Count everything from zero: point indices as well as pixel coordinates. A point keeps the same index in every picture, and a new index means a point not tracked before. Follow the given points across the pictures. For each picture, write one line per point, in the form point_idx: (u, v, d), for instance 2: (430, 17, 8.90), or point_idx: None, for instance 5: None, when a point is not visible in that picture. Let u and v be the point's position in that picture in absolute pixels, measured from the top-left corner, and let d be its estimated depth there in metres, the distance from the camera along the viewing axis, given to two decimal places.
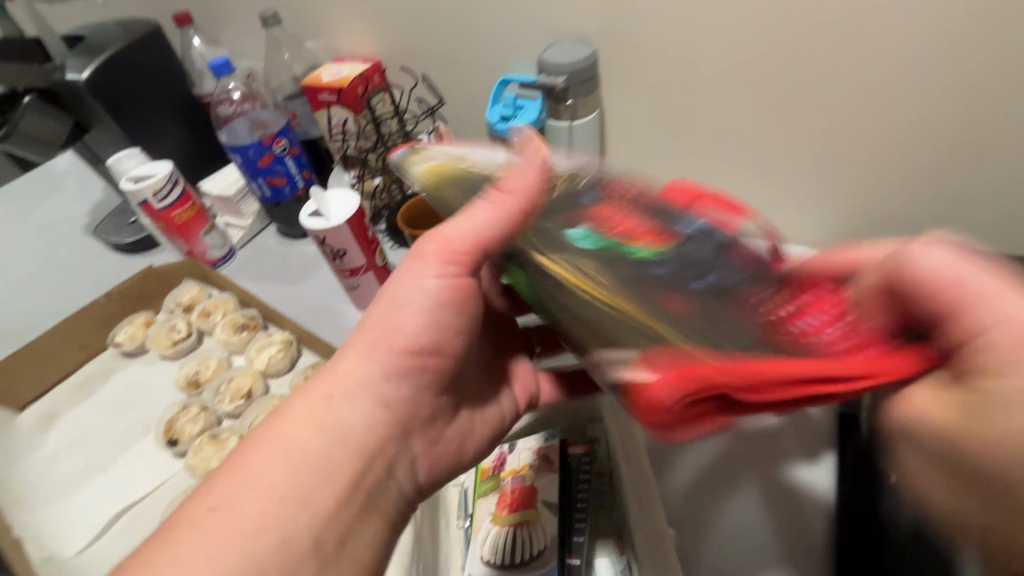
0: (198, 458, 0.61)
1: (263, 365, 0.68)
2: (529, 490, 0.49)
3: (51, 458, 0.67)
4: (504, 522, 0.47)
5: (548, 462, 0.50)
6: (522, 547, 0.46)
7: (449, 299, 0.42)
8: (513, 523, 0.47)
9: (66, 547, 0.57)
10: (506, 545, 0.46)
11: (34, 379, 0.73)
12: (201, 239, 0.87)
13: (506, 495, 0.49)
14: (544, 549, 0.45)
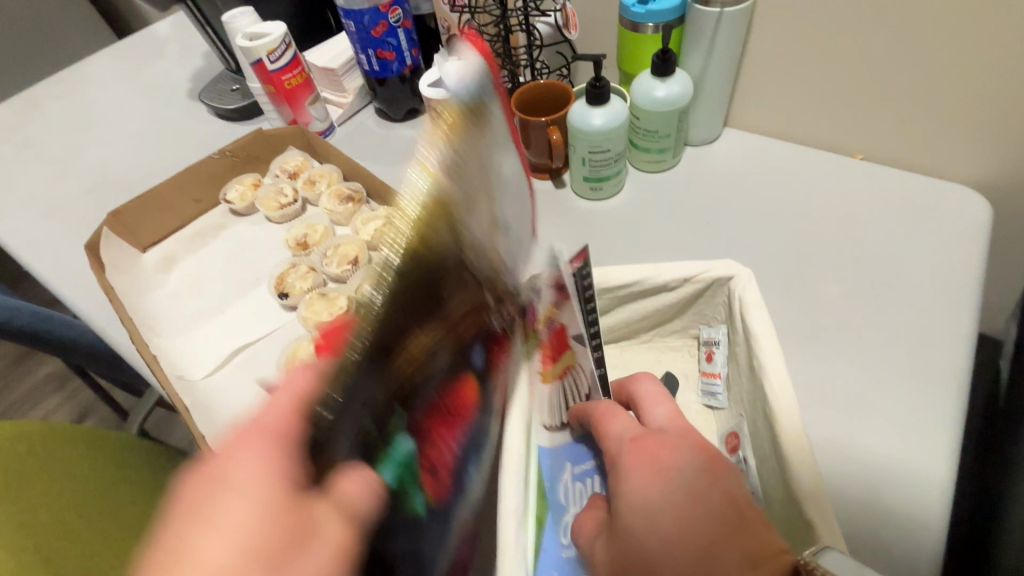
0: (309, 311, 0.64)
1: (369, 237, 0.69)
2: (558, 334, 0.45)
3: (172, 296, 0.72)
4: (551, 378, 0.46)
5: (564, 291, 0.42)
6: (571, 396, 0.46)
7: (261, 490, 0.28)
8: (559, 377, 0.46)
9: (191, 371, 0.63)
10: (558, 403, 0.46)
11: (157, 223, 0.77)
12: (307, 109, 0.87)
13: (543, 349, 0.46)
14: (591, 390, 0.45)
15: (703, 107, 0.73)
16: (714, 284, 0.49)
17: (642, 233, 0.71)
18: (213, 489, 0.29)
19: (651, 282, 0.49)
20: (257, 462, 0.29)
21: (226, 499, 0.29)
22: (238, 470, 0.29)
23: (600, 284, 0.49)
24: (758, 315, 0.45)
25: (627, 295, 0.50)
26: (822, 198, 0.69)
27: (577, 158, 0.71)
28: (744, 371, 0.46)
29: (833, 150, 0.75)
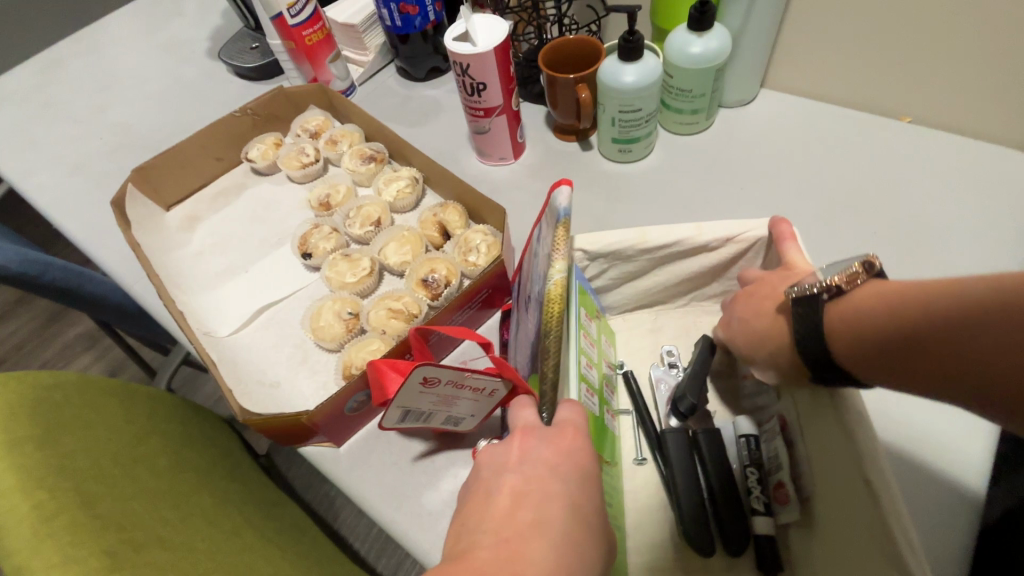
0: (332, 271, 0.63)
1: (392, 198, 0.68)
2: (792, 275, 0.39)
3: (196, 254, 0.73)
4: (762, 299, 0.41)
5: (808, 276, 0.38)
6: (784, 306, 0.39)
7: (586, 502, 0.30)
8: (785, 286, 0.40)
9: (217, 328, 0.63)
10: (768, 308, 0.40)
11: (179, 183, 0.77)
12: (327, 67, 0.85)
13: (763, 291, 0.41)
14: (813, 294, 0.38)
15: (740, 66, 0.70)
16: (756, 244, 0.48)
17: (670, 197, 0.69)
18: (528, 524, 0.28)
19: (691, 243, 0.48)
20: (563, 488, 0.30)
21: (543, 527, 0.28)
22: (548, 490, 0.30)
23: (638, 243, 0.48)
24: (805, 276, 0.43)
25: (665, 256, 0.49)
26: (862, 164, 0.66)
27: (606, 118, 0.68)
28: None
29: (876, 114, 0.71)
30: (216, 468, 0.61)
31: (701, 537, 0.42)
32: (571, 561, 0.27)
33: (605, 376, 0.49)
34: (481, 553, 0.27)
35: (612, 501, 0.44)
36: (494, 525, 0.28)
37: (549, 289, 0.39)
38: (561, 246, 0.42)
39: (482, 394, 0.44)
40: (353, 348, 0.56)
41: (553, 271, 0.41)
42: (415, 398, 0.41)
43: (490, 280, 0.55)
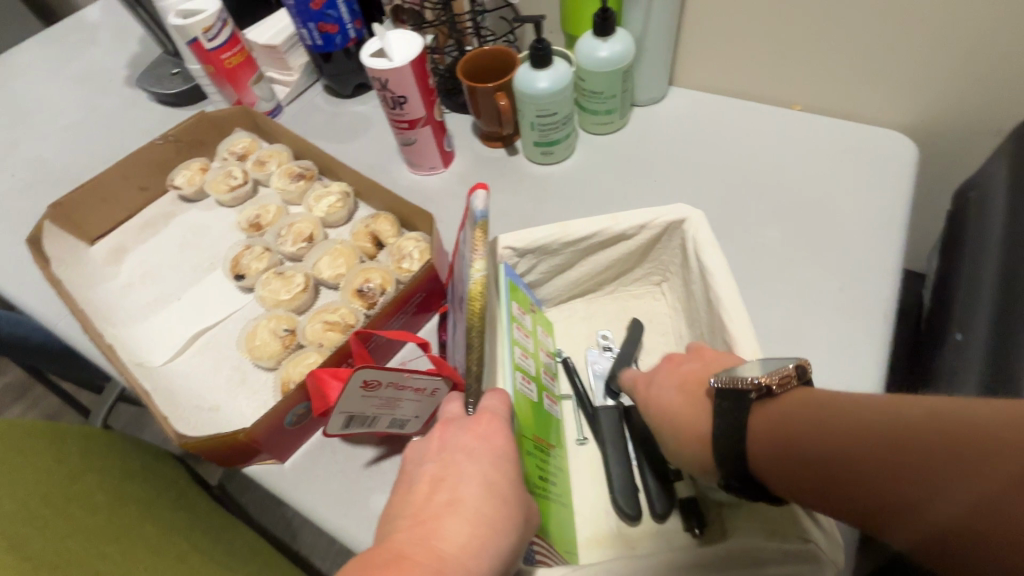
0: (266, 290, 0.63)
1: (323, 213, 0.69)
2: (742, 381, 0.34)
3: (124, 286, 0.71)
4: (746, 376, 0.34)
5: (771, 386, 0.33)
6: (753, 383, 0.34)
7: (499, 481, 0.31)
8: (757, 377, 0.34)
9: (151, 359, 0.62)
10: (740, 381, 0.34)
11: (102, 215, 0.75)
12: (250, 89, 0.85)
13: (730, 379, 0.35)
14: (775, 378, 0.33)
15: (647, 66, 0.75)
16: (669, 229, 0.50)
17: (592, 194, 0.73)
18: (444, 504, 0.30)
19: (609, 233, 0.50)
20: (480, 469, 0.31)
21: (457, 506, 0.29)
22: (464, 472, 0.31)
23: (560, 237, 0.50)
24: (712, 253, 0.46)
25: (588, 247, 0.51)
26: (763, 151, 0.72)
27: (526, 122, 0.71)
28: (701, 306, 0.48)
29: (772, 104, 0.77)
30: (160, 498, 0.60)
31: (632, 504, 0.44)
32: (488, 531, 0.29)
33: (543, 364, 0.50)
34: (400, 535, 0.28)
35: (558, 481, 0.45)
36: (414, 509, 0.30)
37: (470, 288, 0.41)
38: (480, 245, 0.44)
39: (424, 395, 0.44)
40: (291, 364, 0.57)
41: (473, 271, 0.43)
42: (356, 404, 0.41)
43: (423, 283, 0.56)
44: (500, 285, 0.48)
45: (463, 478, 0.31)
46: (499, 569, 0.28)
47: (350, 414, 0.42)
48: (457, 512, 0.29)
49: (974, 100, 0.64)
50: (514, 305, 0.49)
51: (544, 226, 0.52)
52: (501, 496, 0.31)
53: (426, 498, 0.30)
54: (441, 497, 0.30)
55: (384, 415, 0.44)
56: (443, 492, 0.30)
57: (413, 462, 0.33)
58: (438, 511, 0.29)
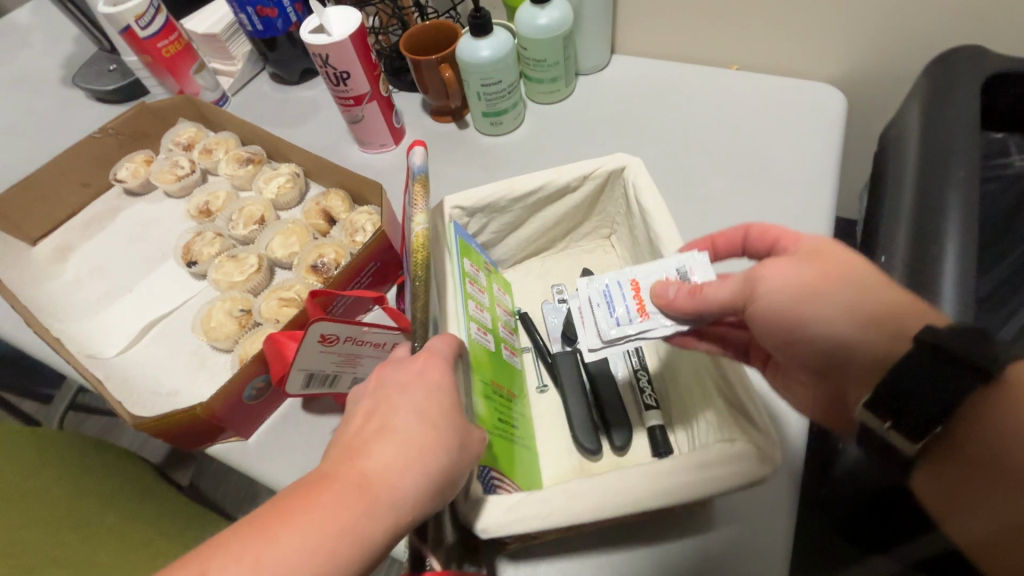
0: (219, 273, 0.63)
1: (273, 195, 0.68)
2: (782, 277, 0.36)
3: (72, 282, 0.69)
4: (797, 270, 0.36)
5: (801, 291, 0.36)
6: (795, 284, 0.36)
7: (432, 414, 0.32)
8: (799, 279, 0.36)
9: (104, 351, 0.61)
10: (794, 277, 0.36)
11: (43, 213, 0.72)
12: (192, 78, 0.84)
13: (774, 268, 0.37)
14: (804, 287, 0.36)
15: (588, 34, 0.76)
16: (611, 177, 0.51)
17: (543, 161, 0.74)
18: (373, 433, 0.31)
19: (554, 185, 0.51)
20: (413, 403, 0.32)
21: (387, 434, 0.30)
22: (395, 404, 0.32)
23: (506, 193, 0.50)
24: (650, 195, 0.47)
25: (535, 202, 0.52)
26: (703, 109, 0.74)
27: (472, 93, 0.72)
28: (645, 249, 0.49)
29: (711, 65, 0.80)
30: (124, 491, 0.59)
31: (592, 440, 0.45)
32: (413, 453, 0.30)
33: (501, 320, 0.51)
34: (329, 462, 0.30)
35: (521, 425, 0.46)
36: (346, 439, 0.31)
37: (412, 240, 0.42)
38: (421, 202, 0.45)
39: (385, 350, 0.44)
40: (248, 341, 0.56)
41: (415, 225, 0.43)
42: (315, 359, 0.40)
43: (376, 252, 0.57)
44: (447, 242, 0.48)
45: (399, 413, 0.31)
46: (426, 490, 0.29)
47: (309, 370, 0.40)
48: (390, 442, 0.30)
49: (893, 47, 0.68)
50: (466, 262, 0.48)
51: (491, 184, 0.52)
52: (436, 428, 0.31)
53: (356, 431, 0.31)
54: (372, 431, 0.31)
55: (345, 374, 0.43)
56: (372, 425, 0.31)
57: (352, 402, 0.34)
58: (368, 442, 0.30)
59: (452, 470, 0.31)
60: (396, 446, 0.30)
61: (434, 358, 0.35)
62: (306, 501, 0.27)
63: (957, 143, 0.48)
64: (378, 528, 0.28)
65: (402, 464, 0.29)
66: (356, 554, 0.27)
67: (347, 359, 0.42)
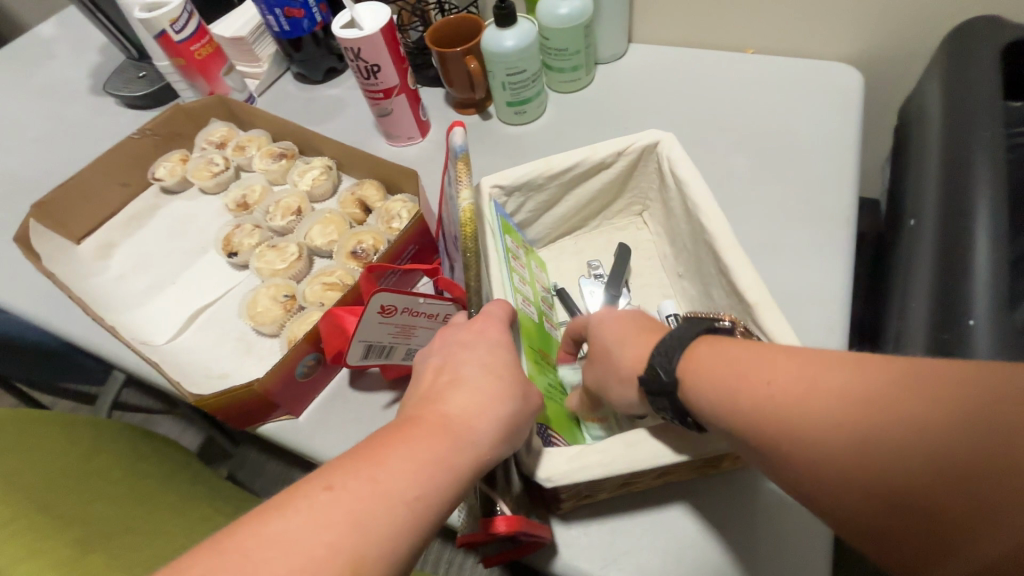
0: (261, 262, 0.65)
1: (309, 187, 0.70)
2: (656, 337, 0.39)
3: (116, 277, 0.72)
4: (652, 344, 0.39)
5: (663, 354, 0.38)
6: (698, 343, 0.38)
7: (498, 366, 0.33)
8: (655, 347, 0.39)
9: (154, 340, 0.63)
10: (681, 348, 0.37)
11: (86, 212, 0.75)
12: (221, 80, 0.86)
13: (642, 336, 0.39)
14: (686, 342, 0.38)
15: (606, 23, 0.78)
16: (644, 153, 0.52)
17: (567, 147, 0.76)
18: (447, 383, 0.32)
19: (589, 163, 0.52)
20: (479, 357, 0.33)
21: (458, 386, 0.32)
22: (464, 358, 0.33)
23: (544, 171, 0.52)
24: (685, 167, 0.49)
25: (571, 179, 0.53)
26: (722, 92, 0.76)
27: (497, 83, 0.74)
28: (681, 220, 0.50)
29: (727, 50, 0.81)
30: (177, 473, 0.61)
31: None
32: (486, 401, 0.31)
33: (541, 294, 0.52)
34: (409, 410, 0.31)
35: (568, 392, 0.48)
36: (421, 391, 0.33)
37: (460, 215, 0.42)
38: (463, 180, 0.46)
39: (436, 323, 0.47)
40: (294, 324, 0.58)
41: (461, 201, 0.44)
42: (374, 331, 0.43)
43: (415, 235, 0.59)
44: (488, 218, 0.49)
45: (467, 367, 0.33)
46: (500, 434, 0.30)
47: (368, 342, 0.43)
48: (462, 392, 0.31)
49: (909, 24, 0.69)
50: (508, 239, 0.51)
51: (528, 164, 0.53)
52: (504, 380, 0.32)
53: (429, 385, 0.33)
54: (442, 384, 0.32)
55: (401, 346, 0.46)
56: (441, 379, 0.33)
57: (420, 364, 0.35)
58: (441, 393, 0.32)
59: (522, 418, 0.32)
60: (467, 395, 0.31)
61: (493, 319, 0.36)
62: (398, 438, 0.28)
63: (980, 108, 0.49)
64: (462, 464, 0.29)
65: (475, 412, 0.30)
66: (443, 493, 0.28)
67: (404, 331, 0.45)
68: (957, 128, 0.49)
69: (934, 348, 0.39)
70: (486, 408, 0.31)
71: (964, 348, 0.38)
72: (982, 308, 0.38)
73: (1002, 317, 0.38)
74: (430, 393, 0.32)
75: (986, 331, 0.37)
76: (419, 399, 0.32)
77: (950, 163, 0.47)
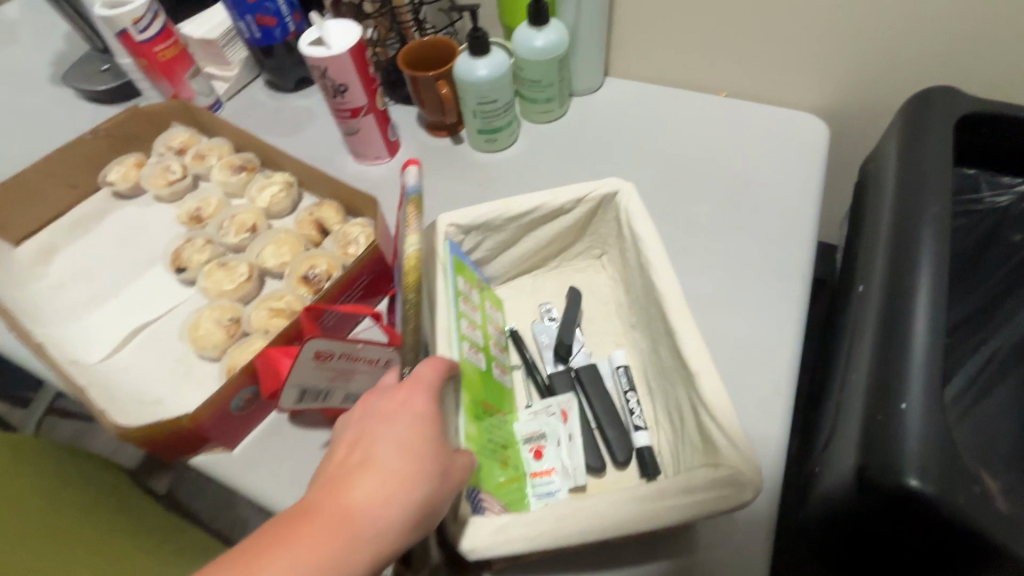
0: (209, 281, 0.63)
1: (267, 204, 0.68)
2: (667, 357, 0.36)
3: (55, 285, 0.68)
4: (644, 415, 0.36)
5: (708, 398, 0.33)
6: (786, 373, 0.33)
7: (416, 445, 0.31)
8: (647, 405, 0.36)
9: (87, 357, 0.60)
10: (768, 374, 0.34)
11: (28, 213, 0.71)
12: (187, 83, 0.83)
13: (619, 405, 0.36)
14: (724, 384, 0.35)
15: (583, 56, 0.78)
16: (603, 201, 0.52)
17: (536, 178, 0.75)
18: (356, 464, 0.30)
19: (548, 207, 0.52)
20: (396, 432, 0.32)
21: (369, 467, 0.30)
22: (378, 436, 0.32)
23: (502, 213, 0.51)
24: (642, 220, 0.48)
25: (529, 222, 0.53)
26: (694, 134, 0.76)
27: (468, 110, 0.73)
28: (636, 272, 0.50)
29: (701, 91, 0.82)
30: (102, 499, 0.58)
31: (594, 457, 0.45)
32: (395, 486, 0.30)
33: (492, 338, 0.51)
34: (312, 492, 0.30)
35: (512, 442, 0.47)
36: (329, 468, 0.31)
37: (404, 262, 0.42)
38: (413, 222, 0.45)
39: (378, 366, 0.45)
40: (236, 351, 0.56)
41: (407, 247, 0.43)
42: (309, 376, 0.41)
43: (369, 265, 0.57)
44: (439, 260, 0.48)
45: (383, 447, 0.31)
46: (409, 521, 0.30)
47: (304, 387, 0.41)
48: (373, 474, 0.30)
49: (875, 82, 0.71)
50: (459, 281, 0.49)
51: (486, 203, 0.52)
52: (420, 462, 0.31)
53: (341, 462, 0.31)
54: (354, 462, 0.31)
55: (339, 391, 0.44)
56: (353, 456, 0.31)
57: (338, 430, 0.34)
58: (351, 474, 0.30)
59: (436, 498, 0.31)
60: (377, 479, 0.30)
61: (419, 384, 0.35)
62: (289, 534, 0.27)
63: (931, 182, 0.49)
64: (358, 561, 0.28)
65: (386, 500, 0.29)
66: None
67: (340, 378, 0.43)
68: (908, 198, 0.49)
69: (866, 428, 0.39)
70: (399, 494, 0.30)
71: (892, 434, 0.37)
72: (915, 394, 0.38)
73: (932, 403, 0.38)
74: (341, 470, 0.31)
75: (918, 417, 0.37)
76: (328, 478, 0.30)
77: (897, 237, 0.47)
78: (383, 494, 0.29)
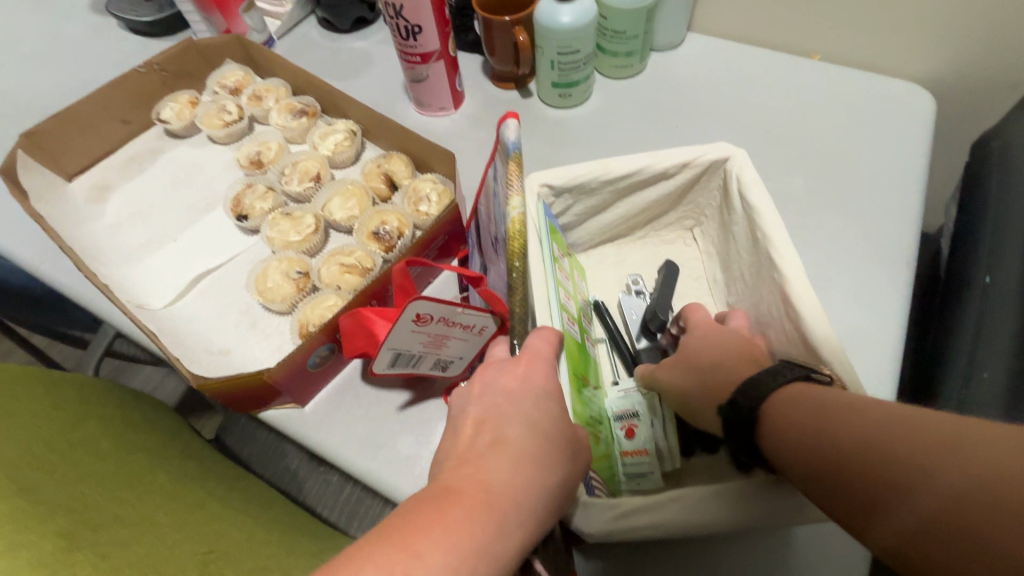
0: (274, 230, 0.60)
1: (330, 152, 0.65)
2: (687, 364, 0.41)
3: (112, 225, 0.66)
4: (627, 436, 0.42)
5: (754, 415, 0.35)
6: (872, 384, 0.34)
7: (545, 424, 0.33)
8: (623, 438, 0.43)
9: (151, 302, 0.59)
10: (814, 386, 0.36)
11: (81, 149, 0.69)
12: (242, 18, 0.79)
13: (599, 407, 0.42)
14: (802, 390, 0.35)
15: (669, 7, 0.71)
16: (711, 168, 0.48)
17: (611, 140, 0.71)
18: (487, 446, 0.31)
19: (651, 171, 0.48)
20: (524, 411, 0.33)
21: (504, 446, 0.31)
22: (507, 416, 0.33)
23: (601, 176, 0.48)
24: (758, 191, 0.45)
25: (626, 187, 0.49)
26: (784, 101, 0.71)
27: (545, 61, 0.68)
28: (742, 247, 0.47)
29: (792, 54, 0.75)
30: (167, 444, 0.57)
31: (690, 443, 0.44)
32: (532, 466, 0.31)
33: (581, 309, 0.49)
34: (448, 474, 0.31)
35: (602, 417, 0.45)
36: (460, 453, 0.32)
37: (509, 226, 0.39)
38: (514, 181, 0.41)
39: (471, 334, 0.42)
40: (308, 305, 0.54)
41: (510, 208, 0.40)
42: (405, 340, 0.40)
43: (448, 225, 0.54)
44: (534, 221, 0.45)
45: (515, 429, 0.32)
46: (548, 499, 0.30)
47: (398, 350, 0.40)
48: (509, 456, 0.31)
49: (997, 52, 0.64)
50: (554, 247, 0.47)
51: (583, 164, 0.49)
52: (551, 443, 0.32)
53: (475, 444, 0.32)
54: (487, 443, 0.32)
55: (429, 356, 0.42)
56: (484, 438, 0.32)
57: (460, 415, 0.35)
58: (487, 455, 0.31)
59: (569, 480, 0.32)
60: (513, 459, 0.31)
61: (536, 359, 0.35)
62: (439, 514, 0.27)
63: None
64: (505, 541, 0.28)
65: (524, 479, 0.30)
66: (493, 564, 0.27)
67: (432, 344, 0.41)
68: None
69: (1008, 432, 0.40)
70: (536, 472, 0.31)
71: None
72: None
73: None
74: (473, 451, 0.32)
75: None
76: (464, 459, 0.31)
77: None
78: (522, 474, 0.30)
